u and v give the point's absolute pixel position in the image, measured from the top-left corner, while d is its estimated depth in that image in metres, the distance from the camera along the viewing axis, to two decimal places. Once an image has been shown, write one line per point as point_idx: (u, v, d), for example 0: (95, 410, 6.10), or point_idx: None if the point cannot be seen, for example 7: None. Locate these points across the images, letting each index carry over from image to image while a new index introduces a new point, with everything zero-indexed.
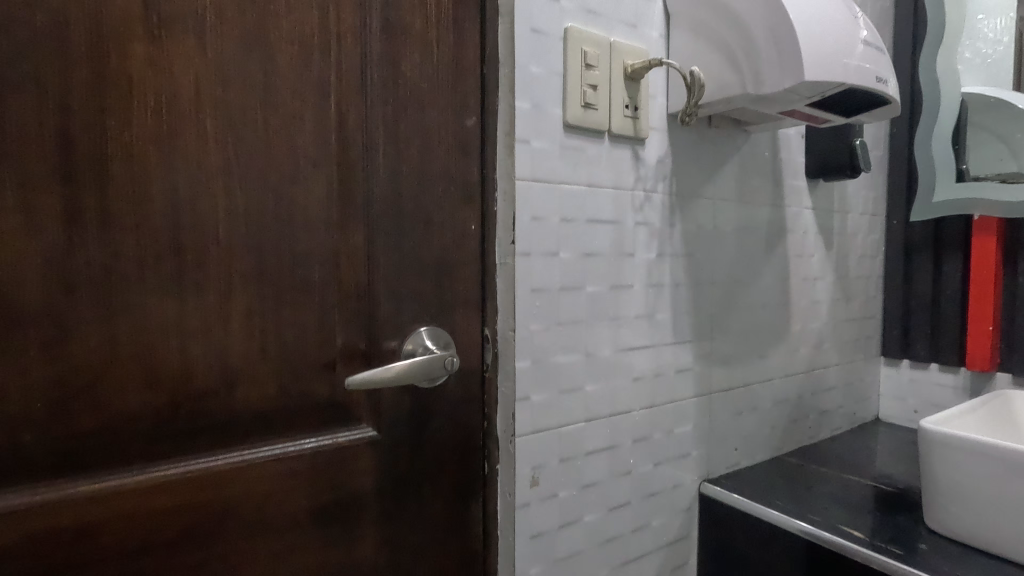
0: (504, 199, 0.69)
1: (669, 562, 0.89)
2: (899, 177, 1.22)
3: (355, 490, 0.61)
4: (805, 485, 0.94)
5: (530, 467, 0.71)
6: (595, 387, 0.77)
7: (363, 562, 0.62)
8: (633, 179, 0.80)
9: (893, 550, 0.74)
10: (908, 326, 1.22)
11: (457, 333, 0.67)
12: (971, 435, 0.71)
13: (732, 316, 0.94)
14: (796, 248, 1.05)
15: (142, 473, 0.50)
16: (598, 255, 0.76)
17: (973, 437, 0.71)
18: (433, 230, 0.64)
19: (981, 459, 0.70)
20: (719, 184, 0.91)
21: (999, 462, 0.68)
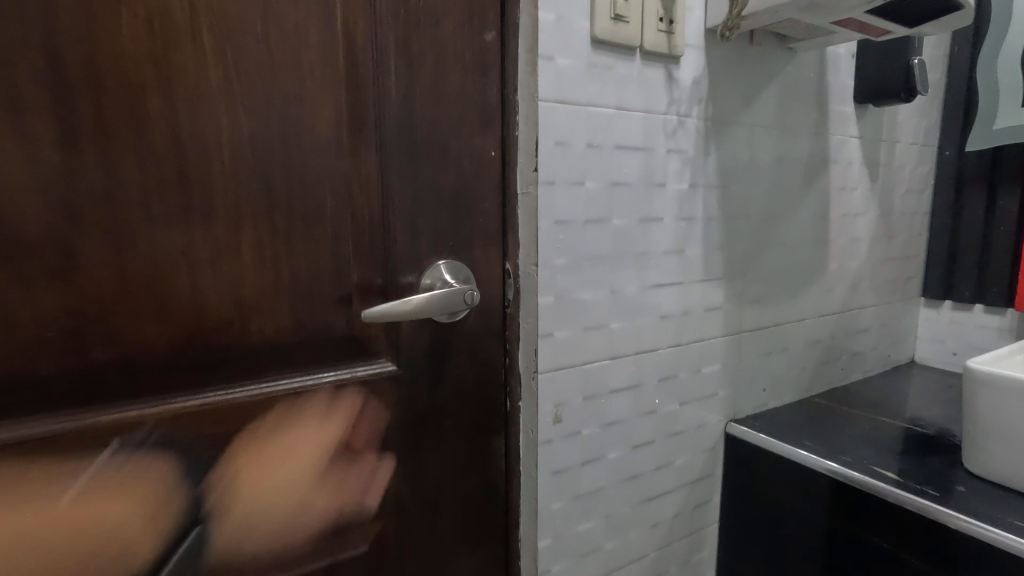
0: (526, 123, 0.64)
1: (692, 500, 0.89)
2: (956, 102, 1.12)
3: (375, 423, 0.61)
4: (833, 426, 0.91)
5: (552, 404, 0.70)
6: (620, 324, 0.74)
7: (386, 494, 0.63)
8: (665, 103, 0.73)
9: (929, 492, 0.72)
10: (953, 265, 1.15)
11: (477, 268, 0.64)
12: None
13: (766, 254, 0.89)
14: (839, 180, 0.98)
15: (160, 405, 0.50)
16: (626, 185, 0.71)
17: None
18: (450, 157, 0.60)
19: None
20: (758, 110, 0.84)
21: None
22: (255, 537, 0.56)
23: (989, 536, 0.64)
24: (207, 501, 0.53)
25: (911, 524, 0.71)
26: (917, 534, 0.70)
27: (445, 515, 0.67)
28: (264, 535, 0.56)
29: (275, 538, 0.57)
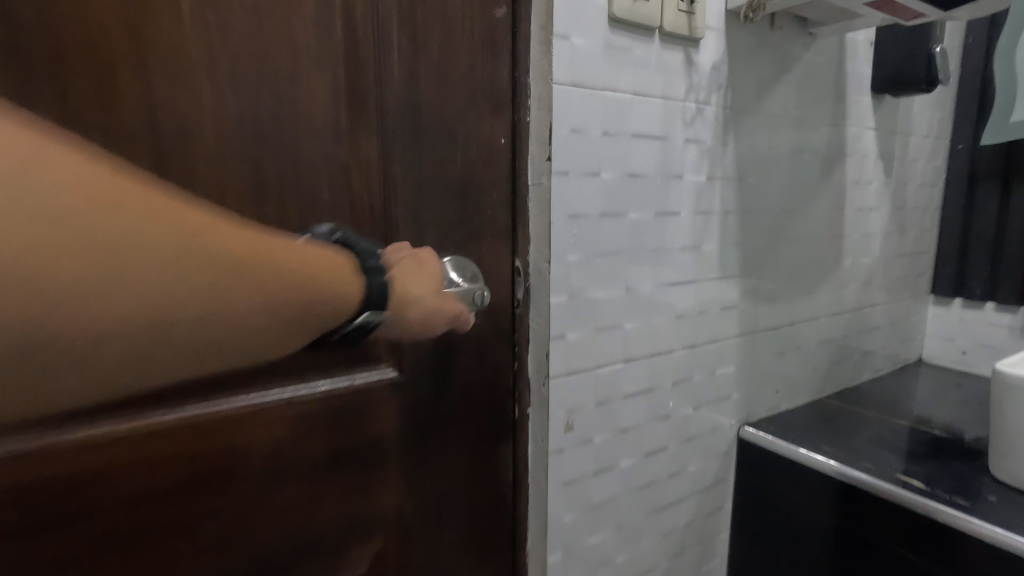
0: (539, 108, 0.59)
1: (704, 506, 0.85)
2: (970, 94, 1.09)
3: (376, 435, 0.56)
4: (849, 429, 0.88)
5: (564, 410, 0.66)
6: (635, 325, 0.70)
7: (388, 510, 0.58)
8: (684, 89, 0.69)
9: (959, 503, 0.69)
10: (964, 262, 1.12)
11: (485, 265, 0.59)
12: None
13: (782, 251, 0.85)
14: (855, 173, 0.94)
15: (136, 419, 0.44)
16: (643, 177, 0.67)
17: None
18: (458, 143, 0.55)
19: None
20: (776, 99, 0.80)
21: None
22: (413, 314, 0.47)
23: None
24: (192, 523, 0.48)
25: (943, 539, 0.69)
26: (948, 547, 0.68)
27: (451, 530, 0.62)
28: (428, 317, 0.48)
29: (432, 316, 0.48)
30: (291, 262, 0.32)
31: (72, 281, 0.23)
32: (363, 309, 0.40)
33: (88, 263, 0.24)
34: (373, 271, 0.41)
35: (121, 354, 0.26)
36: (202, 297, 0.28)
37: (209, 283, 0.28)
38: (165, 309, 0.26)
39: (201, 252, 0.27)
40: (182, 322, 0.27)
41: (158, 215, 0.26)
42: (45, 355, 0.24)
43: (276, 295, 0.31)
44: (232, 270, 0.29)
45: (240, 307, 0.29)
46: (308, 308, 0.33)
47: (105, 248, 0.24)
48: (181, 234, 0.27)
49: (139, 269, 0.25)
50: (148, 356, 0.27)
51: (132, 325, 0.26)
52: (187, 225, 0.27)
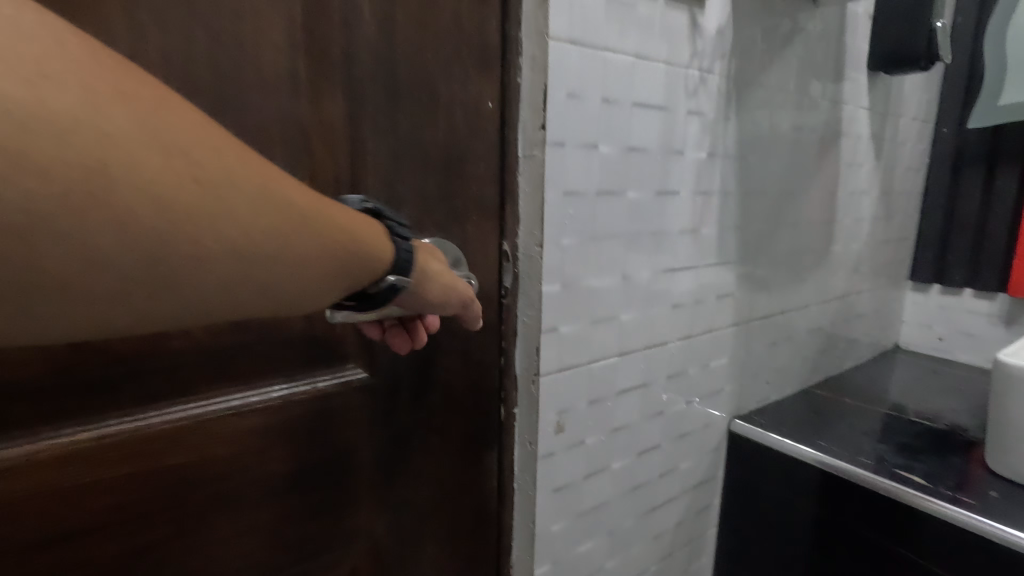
0: (532, 67, 0.51)
1: (694, 504, 0.81)
2: (957, 76, 1.06)
3: (344, 446, 0.48)
4: (839, 421, 0.85)
5: (555, 410, 0.59)
6: (631, 316, 0.63)
7: (358, 529, 0.50)
8: (687, 55, 0.62)
9: (967, 501, 0.65)
10: (945, 248, 1.11)
11: (469, 249, 0.51)
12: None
13: (778, 236, 0.80)
14: (849, 155, 0.90)
15: (41, 440, 0.35)
16: (644, 151, 0.60)
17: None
18: (440, 106, 0.47)
19: None
20: (779, 71, 0.74)
21: None
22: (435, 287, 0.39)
23: None
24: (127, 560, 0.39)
25: (949, 539, 0.65)
26: (954, 548, 0.64)
27: (430, 547, 0.55)
28: (446, 290, 0.40)
29: (450, 288, 0.41)
30: (354, 222, 0.31)
31: (190, 208, 0.23)
32: (393, 270, 0.34)
33: (204, 191, 0.23)
34: (398, 234, 0.36)
35: (222, 286, 0.25)
36: (294, 238, 0.27)
37: (295, 220, 0.27)
38: (263, 244, 0.25)
39: (295, 197, 0.27)
40: (273, 261, 0.26)
41: (255, 159, 0.26)
42: (158, 278, 0.23)
43: (348, 248, 0.30)
44: (317, 216, 0.28)
45: (320, 254, 0.28)
46: (371, 268, 0.32)
47: (217, 180, 0.23)
48: (277, 180, 0.26)
49: (240, 205, 0.24)
50: (241, 293, 0.26)
51: (233, 256, 0.24)
52: (278, 173, 0.27)
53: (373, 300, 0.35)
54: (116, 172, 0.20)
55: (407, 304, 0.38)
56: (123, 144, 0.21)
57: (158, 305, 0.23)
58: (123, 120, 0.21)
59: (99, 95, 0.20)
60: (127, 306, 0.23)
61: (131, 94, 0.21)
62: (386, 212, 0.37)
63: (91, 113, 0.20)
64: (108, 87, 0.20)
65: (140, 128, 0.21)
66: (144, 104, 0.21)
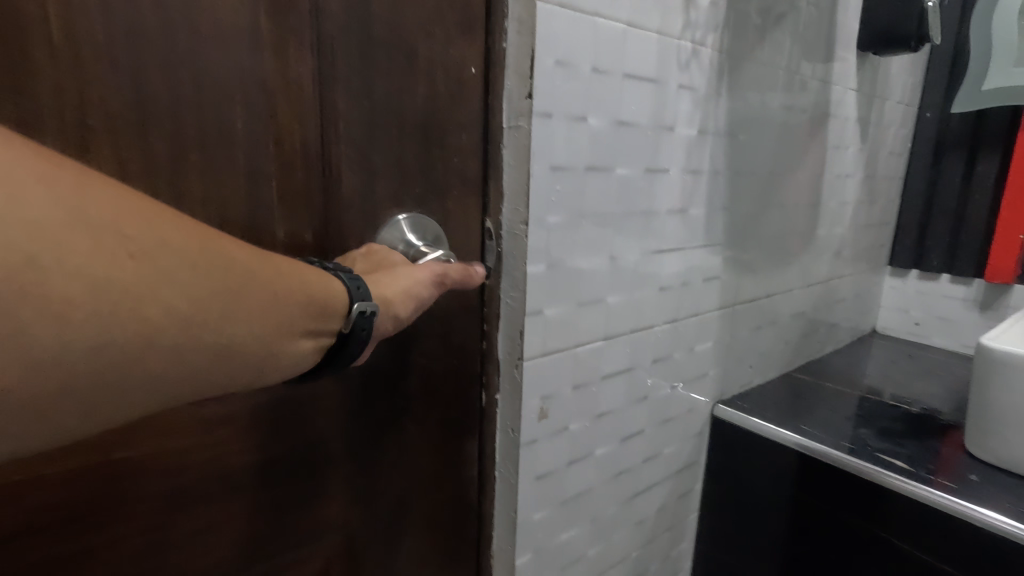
0: (519, 30, 0.47)
1: (676, 490, 0.80)
2: (942, 60, 1.06)
3: (316, 436, 0.45)
4: (818, 405, 0.85)
5: (539, 397, 0.56)
6: (618, 298, 0.61)
7: (331, 523, 0.47)
8: (680, 25, 0.59)
9: (944, 483, 0.66)
10: (924, 233, 1.11)
11: (450, 226, 0.48)
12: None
13: (765, 218, 0.79)
14: (836, 137, 0.89)
15: None
16: (634, 126, 0.57)
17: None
18: (418, 69, 0.43)
19: None
20: (771, 46, 0.72)
21: None
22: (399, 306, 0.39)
23: None
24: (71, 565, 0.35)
25: (933, 526, 0.64)
26: (938, 534, 0.64)
27: (408, 539, 0.52)
28: (408, 289, 0.40)
29: (410, 285, 0.40)
30: (307, 276, 0.33)
31: (134, 284, 0.24)
32: (353, 299, 0.35)
33: (146, 269, 0.24)
34: (339, 270, 0.36)
35: (177, 362, 0.25)
36: (242, 302, 0.28)
37: (243, 283, 0.28)
38: (212, 309, 0.26)
39: (237, 258, 0.28)
40: (227, 326, 0.27)
41: (193, 230, 0.27)
42: (112, 366, 0.23)
43: (302, 303, 0.32)
44: (263, 276, 0.29)
45: (273, 312, 0.29)
46: (331, 318, 0.34)
47: (156, 253, 0.25)
48: (218, 245, 0.28)
49: (187, 277, 0.26)
50: (201, 366, 0.27)
51: (185, 328, 0.25)
52: (219, 240, 0.28)
53: (353, 338, 0.35)
54: (51, 260, 0.21)
55: (382, 326, 0.38)
56: (58, 235, 0.22)
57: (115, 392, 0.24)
58: (57, 211, 0.22)
59: (25, 184, 0.21)
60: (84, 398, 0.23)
61: (67, 185, 0.22)
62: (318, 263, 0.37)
63: (20, 207, 0.21)
64: (43, 178, 0.22)
65: (80, 218, 0.22)
66: (78, 191, 0.23)
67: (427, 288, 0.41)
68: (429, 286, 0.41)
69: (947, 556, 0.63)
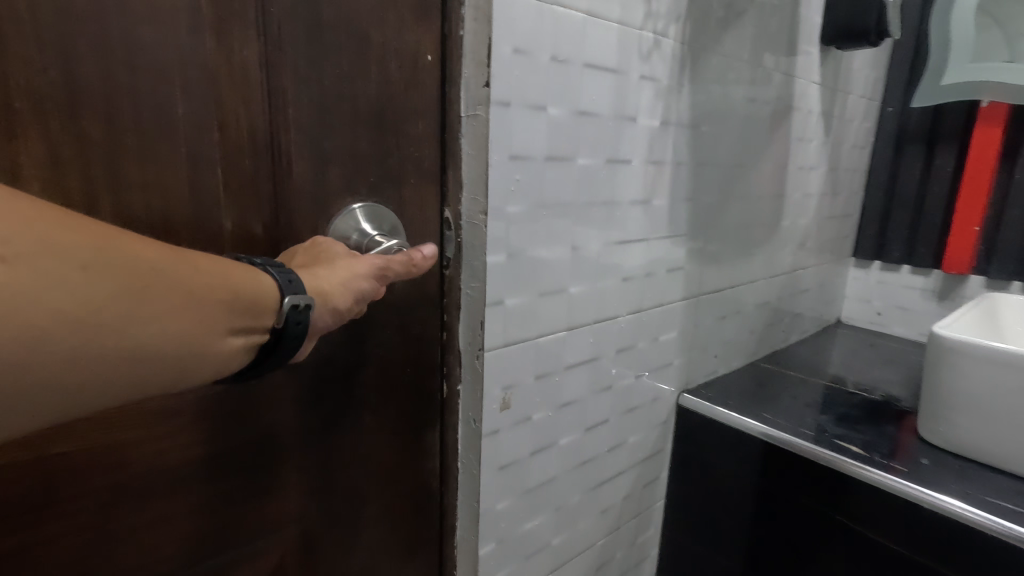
0: (476, 17, 0.47)
1: (642, 478, 0.81)
2: (903, 55, 1.08)
3: (269, 428, 0.44)
4: (780, 392, 0.88)
5: (501, 386, 0.56)
6: (580, 289, 0.61)
7: (286, 516, 0.47)
8: (642, 16, 0.59)
9: (898, 468, 0.68)
10: (886, 225, 1.14)
11: (407, 215, 0.48)
12: (992, 344, 0.63)
13: (729, 210, 0.80)
14: (800, 130, 0.90)
15: None
16: (595, 117, 0.57)
17: (996, 346, 0.63)
18: (371, 54, 0.43)
19: (995, 370, 0.63)
20: (734, 39, 0.72)
21: (998, 369, 0.63)
22: (340, 300, 0.38)
23: (975, 519, 0.60)
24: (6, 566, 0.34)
25: (886, 508, 0.66)
26: (890, 516, 0.66)
27: (368, 530, 0.52)
28: (346, 281, 0.38)
29: (349, 277, 0.38)
30: (237, 272, 0.31)
31: (28, 288, 0.22)
32: (285, 292, 0.33)
33: (27, 273, 0.22)
34: (269, 265, 0.34)
35: (75, 370, 0.24)
36: (157, 304, 0.26)
37: (158, 284, 0.26)
38: (119, 314, 0.25)
39: (150, 258, 0.26)
40: (135, 330, 0.25)
41: (90, 229, 0.25)
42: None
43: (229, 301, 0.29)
44: (183, 275, 0.27)
45: (192, 312, 0.27)
46: (265, 315, 0.32)
47: (40, 255, 0.22)
48: (121, 244, 0.25)
49: (87, 282, 0.24)
50: (105, 373, 0.25)
51: (88, 333, 0.24)
52: (124, 238, 0.26)
53: (286, 334, 0.33)
54: None
55: (321, 320, 0.36)
56: None
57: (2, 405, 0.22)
58: None
59: None
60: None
61: None
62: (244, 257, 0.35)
63: None
64: None
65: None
66: None
67: (368, 282, 0.40)
68: (371, 279, 0.40)
69: (898, 536, 0.66)
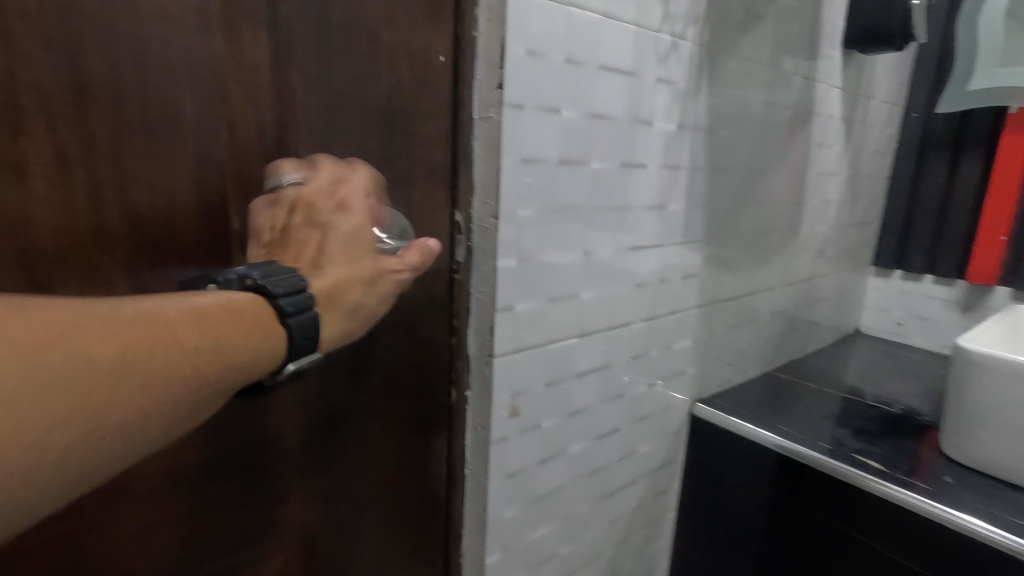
0: (490, 17, 0.46)
1: (652, 488, 0.79)
2: (928, 60, 1.05)
3: (274, 433, 0.43)
4: (795, 402, 0.86)
5: (510, 394, 0.55)
6: (592, 295, 0.60)
7: (290, 521, 0.46)
8: (659, 18, 0.58)
9: (920, 486, 0.65)
10: (907, 233, 1.11)
11: (415, 218, 0.47)
12: (1003, 356, 0.62)
13: (746, 215, 0.78)
14: (820, 135, 0.88)
15: None
16: (609, 120, 0.56)
17: (985, 358, 0.63)
18: (381, 54, 0.42)
19: (995, 382, 0.63)
20: (754, 42, 0.71)
21: (997, 380, 0.63)
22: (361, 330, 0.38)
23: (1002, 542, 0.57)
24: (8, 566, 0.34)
25: (907, 528, 0.64)
26: (911, 536, 0.64)
27: (371, 533, 0.52)
28: (377, 309, 0.38)
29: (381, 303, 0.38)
30: (217, 327, 0.29)
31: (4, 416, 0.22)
32: (289, 357, 0.33)
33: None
34: (295, 318, 0.33)
35: (64, 471, 0.24)
36: (138, 393, 0.26)
37: (139, 369, 0.26)
38: (97, 414, 0.24)
39: (119, 345, 0.25)
40: (115, 418, 0.25)
41: (36, 327, 0.23)
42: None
43: (211, 362, 0.28)
44: (163, 353, 0.26)
45: (169, 383, 0.27)
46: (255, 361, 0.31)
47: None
48: (73, 337, 0.24)
49: (62, 392, 0.23)
50: (86, 458, 0.25)
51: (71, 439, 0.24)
52: (78, 330, 0.24)
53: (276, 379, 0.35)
54: None
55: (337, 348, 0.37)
56: None
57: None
58: None
59: None
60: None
61: None
62: (270, 287, 0.32)
63: None
64: None
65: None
66: None
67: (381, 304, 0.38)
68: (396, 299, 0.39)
69: (920, 556, 0.63)
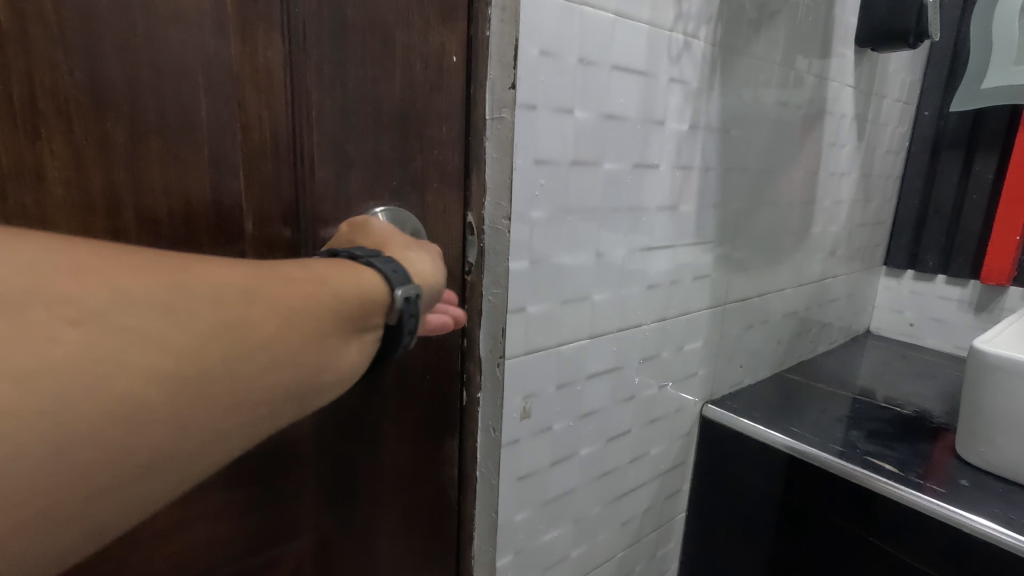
0: (503, 17, 0.46)
1: (663, 490, 0.79)
2: (941, 57, 1.04)
3: (287, 434, 0.43)
4: (807, 404, 0.85)
5: (522, 395, 0.55)
6: (604, 296, 0.60)
7: (304, 523, 0.46)
8: (671, 17, 0.57)
9: (933, 488, 0.64)
10: (920, 233, 1.10)
11: (428, 220, 0.47)
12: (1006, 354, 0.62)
13: (757, 216, 0.78)
14: (832, 135, 0.87)
15: None
16: (622, 120, 0.56)
17: (991, 358, 0.63)
18: (395, 55, 0.42)
19: (999, 381, 0.63)
20: (766, 42, 0.70)
21: (1001, 380, 0.63)
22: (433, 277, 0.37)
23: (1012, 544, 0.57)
24: None
25: (920, 531, 0.63)
26: (925, 539, 0.63)
27: (384, 537, 0.52)
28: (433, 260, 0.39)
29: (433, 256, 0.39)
30: (335, 279, 0.29)
31: (163, 349, 0.22)
32: (393, 286, 0.32)
33: (83, 358, 0.20)
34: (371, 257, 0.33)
35: (219, 417, 0.23)
36: (279, 335, 0.25)
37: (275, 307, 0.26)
38: (246, 351, 0.24)
39: (258, 284, 0.26)
40: (261, 359, 0.25)
41: (183, 270, 0.24)
42: (101, 466, 0.20)
43: (324, 315, 0.28)
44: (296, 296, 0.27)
45: (303, 326, 0.26)
46: (348, 326, 0.29)
47: (141, 318, 0.21)
48: (176, 294, 0.23)
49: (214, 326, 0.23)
50: (235, 404, 0.24)
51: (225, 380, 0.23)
52: (180, 290, 0.23)
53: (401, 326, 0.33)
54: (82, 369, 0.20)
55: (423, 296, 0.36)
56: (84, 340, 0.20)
57: (112, 500, 0.21)
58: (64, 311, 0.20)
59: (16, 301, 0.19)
60: (70, 522, 0.20)
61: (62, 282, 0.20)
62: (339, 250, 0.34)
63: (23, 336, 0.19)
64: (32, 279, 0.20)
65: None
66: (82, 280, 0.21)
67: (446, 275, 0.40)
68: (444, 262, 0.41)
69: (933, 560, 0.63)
